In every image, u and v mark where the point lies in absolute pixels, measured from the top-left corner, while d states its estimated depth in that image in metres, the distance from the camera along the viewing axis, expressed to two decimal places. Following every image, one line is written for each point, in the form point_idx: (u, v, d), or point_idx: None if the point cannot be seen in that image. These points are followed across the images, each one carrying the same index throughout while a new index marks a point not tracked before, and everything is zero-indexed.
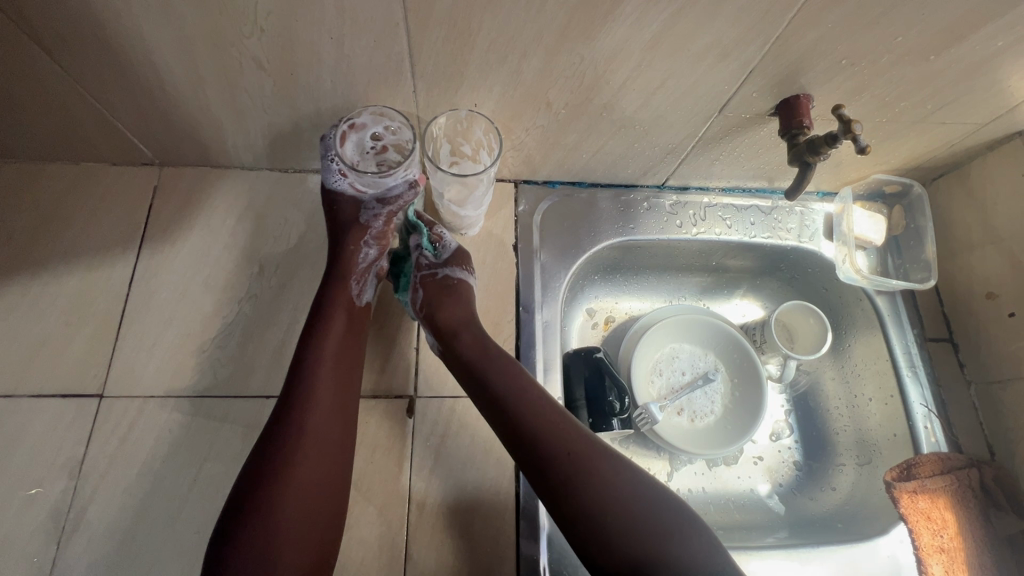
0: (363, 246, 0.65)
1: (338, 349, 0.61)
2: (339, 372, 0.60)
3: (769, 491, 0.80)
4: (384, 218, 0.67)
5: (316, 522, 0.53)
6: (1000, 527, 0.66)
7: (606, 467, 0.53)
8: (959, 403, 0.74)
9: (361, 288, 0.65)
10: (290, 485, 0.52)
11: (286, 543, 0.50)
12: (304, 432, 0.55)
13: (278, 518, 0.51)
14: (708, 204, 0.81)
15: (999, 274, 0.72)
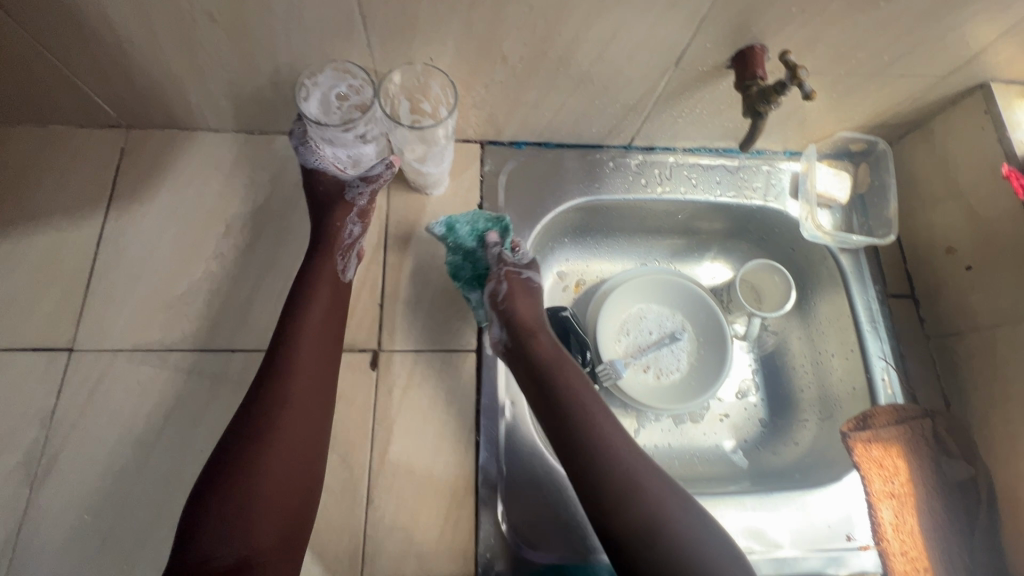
0: (348, 223, 0.67)
1: (329, 324, 0.62)
2: (328, 348, 0.61)
3: (734, 446, 0.82)
4: (368, 196, 0.68)
5: (293, 493, 0.53)
6: (951, 473, 0.68)
7: (614, 449, 0.56)
8: (917, 357, 0.75)
9: (348, 270, 0.67)
10: (276, 453, 0.53)
11: (265, 509, 0.51)
12: (296, 403, 0.56)
13: (255, 479, 0.51)
14: (674, 163, 0.82)
15: (958, 229, 0.72)
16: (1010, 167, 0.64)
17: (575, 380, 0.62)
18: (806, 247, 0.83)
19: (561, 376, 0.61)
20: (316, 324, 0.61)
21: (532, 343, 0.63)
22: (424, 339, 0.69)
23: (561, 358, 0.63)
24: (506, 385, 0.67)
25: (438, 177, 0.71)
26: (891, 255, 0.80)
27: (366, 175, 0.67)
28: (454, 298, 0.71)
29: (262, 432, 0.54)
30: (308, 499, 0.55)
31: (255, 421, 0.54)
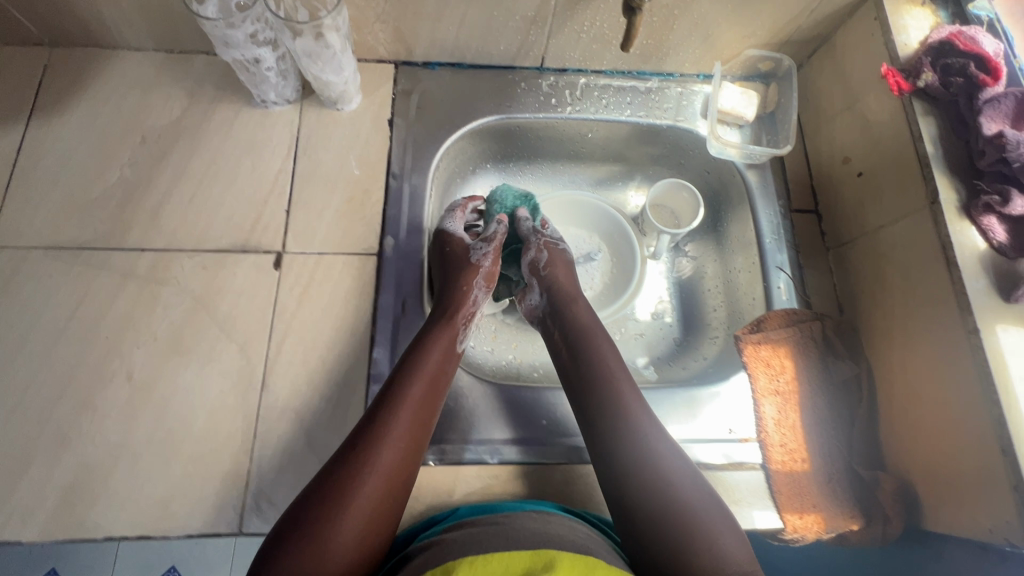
0: (473, 287, 0.72)
1: (447, 354, 0.64)
2: (440, 379, 0.62)
3: (646, 362, 0.84)
4: (490, 258, 0.75)
5: (393, 500, 0.54)
6: (836, 372, 0.70)
7: (650, 444, 0.59)
8: (814, 267, 0.77)
9: (479, 298, 0.72)
10: (388, 454, 0.55)
11: (358, 512, 0.51)
12: (412, 405, 0.58)
13: (345, 519, 0.50)
14: (586, 84, 0.83)
15: (852, 139, 0.74)
16: (889, 68, 0.65)
17: (610, 360, 0.66)
18: (718, 170, 0.85)
19: (602, 366, 0.65)
20: (440, 345, 0.64)
21: (571, 309, 0.72)
22: (326, 242, 0.72)
23: (603, 347, 0.67)
24: (405, 285, 0.71)
25: (344, 92, 0.75)
26: (798, 171, 0.81)
27: (489, 268, 0.74)
28: (359, 206, 0.74)
29: (380, 434, 0.55)
30: (398, 510, 0.55)
31: (375, 425, 0.56)
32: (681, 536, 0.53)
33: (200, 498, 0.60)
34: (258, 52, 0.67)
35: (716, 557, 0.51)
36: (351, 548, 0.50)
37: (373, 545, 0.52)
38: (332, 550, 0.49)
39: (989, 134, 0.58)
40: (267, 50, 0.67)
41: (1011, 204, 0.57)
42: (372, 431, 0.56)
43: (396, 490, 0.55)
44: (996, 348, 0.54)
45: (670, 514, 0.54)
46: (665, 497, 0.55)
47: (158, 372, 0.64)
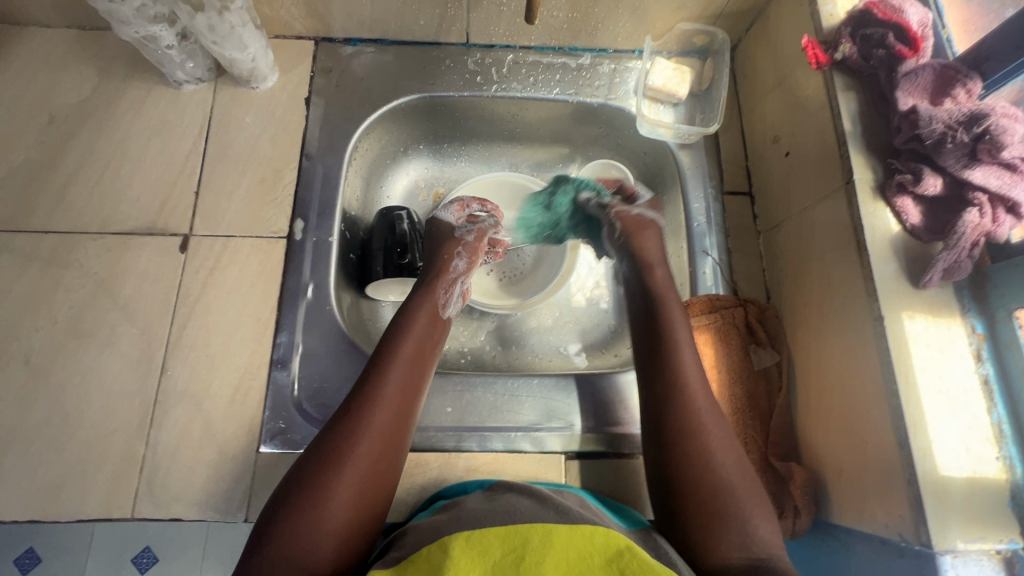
0: (455, 257, 0.71)
1: (433, 326, 0.63)
2: (428, 350, 0.61)
3: (578, 349, 0.82)
4: (475, 235, 0.74)
5: (385, 471, 0.52)
6: (756, 361, 0.68)
7: (696, 406, 0.55)
8: (743, 252, 0.74)
9: (463, 280, 0.71)
10: (378, 424, 0.53)
11: (350, 483, 0.49)
12: (401, 372, 0.56)
13: (323, 496, 0.48)
14: (514, 61, 0.80)
15: (781, 116, 0.70)
16: (810, 39, 0.61)
17: (677, 326, 0.61)
18: (654, 150, 0.82)
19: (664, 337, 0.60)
20: (422, 319, 0.63)
21: (647, 276, 0.67)
22: (235, 225, 0.70)
23: (672, 317, 0.62)
24: (312, 268, 0.69)
25: (255, 70, 0.72)
26: (732, 151, 0.78)
27: (467, 240, 0.73)
28: (271, 187, 0.72)
29: (370, 402, 0.53)
30: (390, 483, 0.53)
31: (365, 394, 0.54)
32: (722, 512, 0.50)
33: (94, 483, 0.59)
34: (153, 29, 0.64)
35: (747, 532, 0.49)
36: (341, 521, 0.48)
37: (367, 520, 0.50)
38: (322, 523, 0.47)
39: (904, 109, 0.55)
40: (163, 27, 0.64)
41: (924, 182, 0.53)
42: (363, 401, 0.53)
43: (388, 461, 0.52)
44: (900, 335, 0.52)
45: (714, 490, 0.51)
46: (709, 475, 0.52)
47: (56, 355, 0.63)
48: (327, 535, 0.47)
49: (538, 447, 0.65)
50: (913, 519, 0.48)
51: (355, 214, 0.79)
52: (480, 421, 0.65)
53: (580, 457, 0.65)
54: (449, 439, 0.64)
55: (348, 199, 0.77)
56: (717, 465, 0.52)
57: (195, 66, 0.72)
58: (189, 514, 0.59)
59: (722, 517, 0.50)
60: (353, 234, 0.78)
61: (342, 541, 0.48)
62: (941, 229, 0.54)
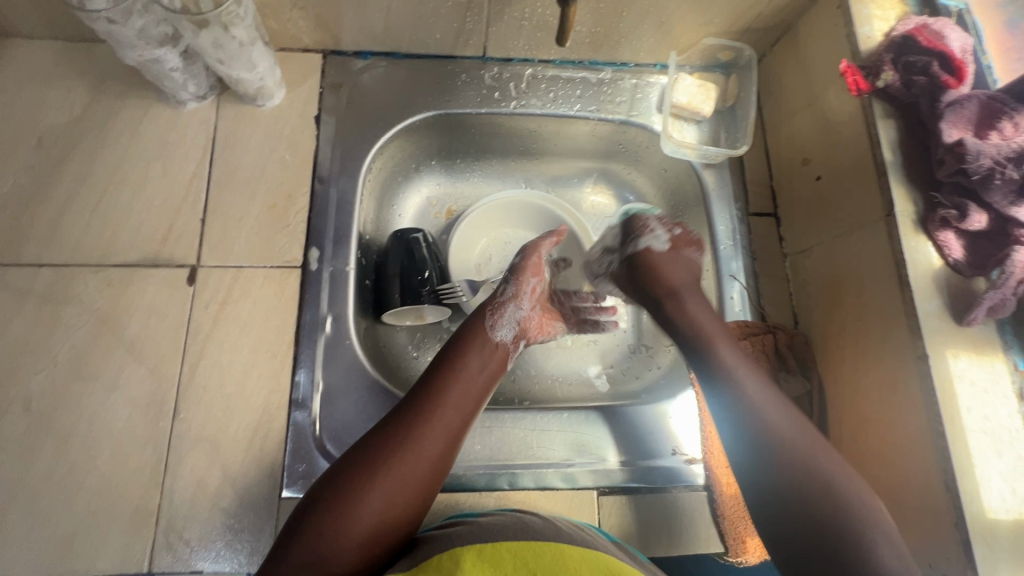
0: (506, 290, 0.69)
1: (486, 358, 0.62)
2: (479, 388, 0.60)
3: (598, 371, 0.80)
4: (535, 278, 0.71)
5: (417, 499, 0.52)
6: (786, 389, 0.66)
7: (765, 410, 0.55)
8: (770, 276, 0.73)
9: (518, 306, 0.68)
10: (412, 453, 0.53)
11: (381, 494, 0.50)
12: (446, 407, 0.57)
13: (352, 504, 0.49)
14: (533, 75, 0.77)
15: (811, 138, 0.69)
16: (849, 65, 0.61)
17: (731, 358, 0.59)
18: (676, 168, 0.79)
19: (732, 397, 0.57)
20: (476, 358, 0.62)
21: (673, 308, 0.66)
22: (246, 255, 0.66)
23: (718, 347, 0.60)
24: (330, 300, 0.66)
25: (262, 88, 0.69)
26: (756, 171, 0.77)
27: (513, 265, 0.70)
28: (282, 213, 0.68)
29: (408, 431, 0.54)
30: (421, 512, 0.53)
31: (407, 421, 0.55)
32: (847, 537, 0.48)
33: (107, 537, 0.56)
34: (157, 52, 0.61)
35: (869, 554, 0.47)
36: (362, 532, 0.49)
37: (390, 534, 0.50)
38: (347, 529, 0.48)
39: (950, 142, 0.54)
40: (167, 49, 0.61)
41: (970, 218, 0.53)
42: (406, 429, 0.54)
43: (420, 489, 0.53)
44: (945, 374, 0.51)
45: (831, 517, 0.49)
46: (829, 496, 0.50)
47: (59, 400, 0.59)
48: (349, 545, 0.48)
49: (569, 483, 0.63)
50: (960, 563, 0.48)
51: (369, 236, 0.76)
52: (509, 459, 0.64)
53: (610, 492, 0.63)
54: (479, 477, 0.62)
55: (363, 222, 0.74)
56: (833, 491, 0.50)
57: (197, 84, 0.68)
58: (209, 566, 0.56)
59: (842, 538, 0.48)
60: (367, 258, 0.75)
61: (365, 548, 0.49)
62: (983, 264, 0.53)
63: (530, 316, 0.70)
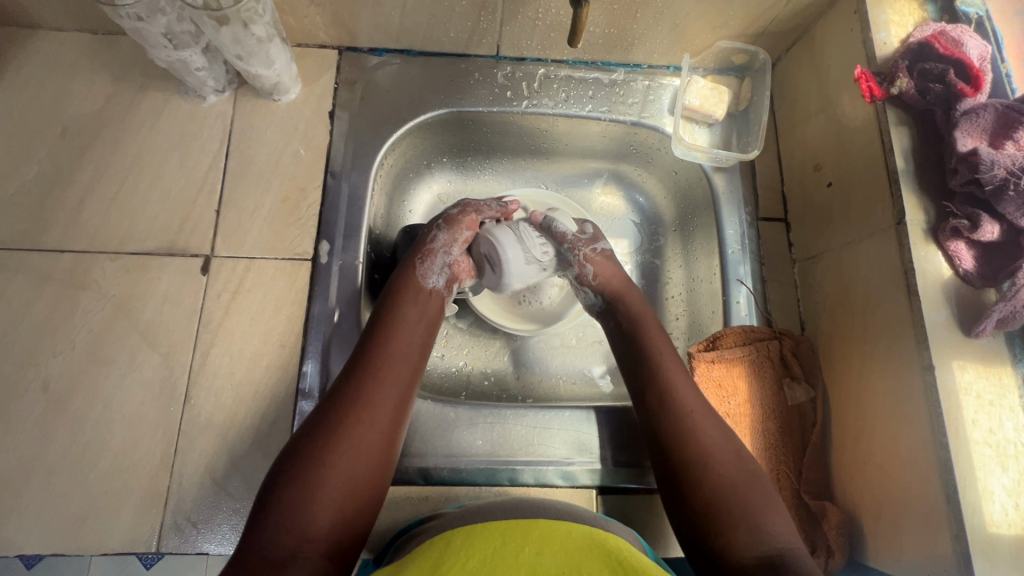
0: (434, 232, 0.68)
1: (421, 309, 0.62)
2: (418, 333, 0.60)
3: (602, 372, 0.80)
4: (464, 223, 0.69)
5: (379, 457, 0.51)
6: (790, 396, 0.66)
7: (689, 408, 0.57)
8: (778, 281, 0.72)
9: (446, 251, 0.67)
10: (362, 416, 0.51)
11: (343, 455, 0.49)
12: (390, 363, 0.56)
13: (321, 471, 0.48)
14: (545, 75, 0.78)
15: (824, 144, 0.68)
16: (863, 71, 0.60)
17: (673, 369, 0.61)
18: (687, 171, 0.79)
19: (667, 404, 0.58)
20: (411, 310, 0.62)
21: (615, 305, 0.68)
22: (258, 246, 0.67)
23: (661, 356, 0.62)
24: (339, 292, 0.67)
25: (278, 83, 0.70)
26: (768, 176, 0.76)
27: (447, 215, 0.69)
28: (295, 207, 0.69)
29: (354, 389, 0.53)
30: (383, 472, 0.52)
31: (352, 382, 0.54)
32: (733, 515, 0.50)
33: (119, 516, 0.58)
34: (184, 54, 0.64)
35: (760, 530, 0.49)
36: (335, 501, 0.47)
37: (362, 499, 0.49)
38: (316, 498, 0.46)
39: (963, 151, 0.53)
40: (192, 50, 0.64)
41: (982, 229, 0.52)
42: (353, 391, 0.53)
43: (381, 447, 0.52)
44: (950, 386, 0.51)
45: (716, 511, 0.50)
46: (720, 488, 0.51)
47: (76, 382, 0.61)
48: (322, 514, 0.46)
49: (569, 481, 0.64)
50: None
51: (379, 231, 0.77)
52: (512, 455, 0.64)
53: (609, 491, 0.65)
54: (481, 472, 0.63)
55: (373, 217, 0.74)
56: (733, 485, 0.52)
57: (215, 77, 0.69)
58: (215, 548, 0.58)
59: (720, 490, 0.51)
60: (377, 253, 0.76)
61: (338, 515, 0.47)
62: (994, 276, 0.53)
63: (461, 259, 0.69)
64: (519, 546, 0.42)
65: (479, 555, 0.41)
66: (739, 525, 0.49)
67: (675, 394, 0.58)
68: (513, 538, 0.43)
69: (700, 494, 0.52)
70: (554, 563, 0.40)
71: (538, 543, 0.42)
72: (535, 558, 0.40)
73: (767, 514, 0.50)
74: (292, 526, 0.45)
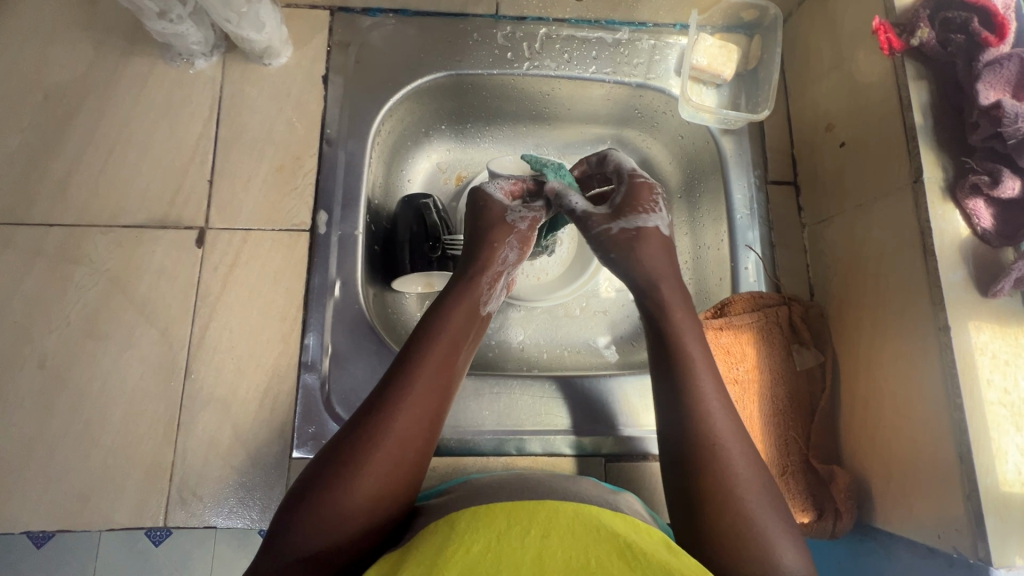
0: (505, 246, 0.61)
1: (468, 326, 0.56)
2: (464, 353, 0.55)
3: (607, 342, 0.79)
4: (530, 222, 0.63)
5: (407, 475, 0.48)
6: (799, 361, 0.65)
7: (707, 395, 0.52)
8: (787, 246, 0.71)
9: (508, 273, 0.62)
10: (406, 419, 0.48)
11: (382, 460, 0.46)
12: (433, 379, 0.51)
13: (356, 473, 0.46)
14: (547, 35, 0.75)
15: (837, 102, 0.66)
16: (882, 22, 0.58)
17: (693, 351, 0.55)
18: (693, 135, 0.76)
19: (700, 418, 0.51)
20: (461, 317, 0.56)
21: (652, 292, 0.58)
22: (253, 217, 0.65)
23: (685, 336, 0.55)
24: (339, 263, 0.65)
25: (268, 47, 0.67)
26: (777, 138, 0.74)
27: (520, 233, 0.62)
28: (290, 175, 0.67)
29: (394, 404, 0.49)
30: (421, 476, 0.49)
31: (389, 398, 0.49)
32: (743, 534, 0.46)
33: (124, 491, 0.57)
34: (180, 27, 0.63)
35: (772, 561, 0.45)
36: (362, 517, 0.45)
37: (394, 503, 0.47)
38: (345, 499, 0.45)
39: (986, 104, 0.52)
40: (189, 24, 0.63)
41: (1002, 185, 0.51)
42: (395, 399, 0.49)
43: (412, 468, 0.48)
44: (966, 347, 0.50)
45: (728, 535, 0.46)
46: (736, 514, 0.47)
47: (72, 358, 0.60)
48: (350, 517, 0.44)
49: (576, 449, 0.64)
50: (971, 534, 0.48)
51: (377, 201, 0.74)
52: (518, 425, 0.64)
53: (617, 459, 0.64)
54: (487, 442, 0.63)
55: (371, 186, 0.72)
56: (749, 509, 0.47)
57: (203, 42, 0.67)
58: (223, 521, 0.58)
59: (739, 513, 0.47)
60: (376, 224, 0.74)
61: (370, 521, 0.45)
62: (1013, 234, 0.52)
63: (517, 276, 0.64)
64: (525, 530, 0.41)
65: (484, 539, 0.40)
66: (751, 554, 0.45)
67: (709, 417, 0.51)
68: (518, 521, 0.42)
69: (718, 518, 0.47)
70: (558, 547, 0.39)
71: (544, 524, 0.41)
72: (541, 542, 0.40)
73: (782, 550, 0.46)
74: (320, 525, 0.44)
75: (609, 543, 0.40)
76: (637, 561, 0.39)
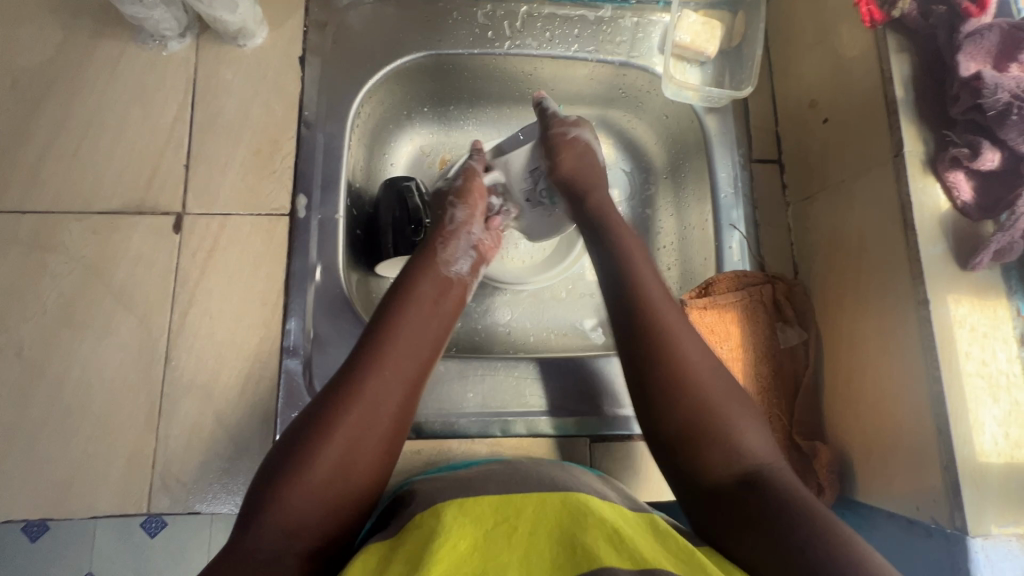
0: (451, 207, 0.64)
1: (438, 291, 0.57)
2: (435, 319, 0.55)
3: (594, 325, 0.79)
4: (465, 179, 0.67)
5: (378, 445, 0.48)
6: (783, 339, 0.65)
7: (656, 300, 0.55)
8: (771, 225, 0.71)
9: (468, 232, 0.63)
10: (371, 385, 0.48)
11: (345, 428, 0.46)
12: (398, 347, 0.51)
13: (320, 442, 0.46)
14: (528, 13, 0.73)
15: (819, 79, 0.65)
16: None
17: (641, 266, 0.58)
18: (678, 114, 0.76)
19: (676, 360, 0.52)
20: (431, 285, 0.57)
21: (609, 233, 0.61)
22: (231, 201, 0.64)
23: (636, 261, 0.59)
24: (319, 248, 0.64)
25: (242, 28, 0.66)
26: (761, 116, 0.74)
27: (456, 188, 0.65)
28: (267, 159, 0.66)
29: (358, 373, 0.49)
30: (391, 445, 0.49)
31: (354, 368, 0.49)
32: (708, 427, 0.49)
33: (106, 479, 0.57)
34: (153, 12, 0.63)
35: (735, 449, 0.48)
36: (329, 486, 0.45)
37: (364, 471, 0.46)
38: (309, 469, 0.45)
39: (967, 75, 0.51)
40: (162, 8, 0.63)
41: (982, 157, 0.50)
42: (360, 369, 0.49)
43: (381, 437, 0.48)
44: (945, 320, 0.50)
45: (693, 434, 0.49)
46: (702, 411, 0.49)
47: (50, 347, 0.59)
48: (315, 486, 0.44)
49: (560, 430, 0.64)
50: (948, 503, 0.48)
51: (359, 185, 0.73)
52: (502, 406, 0.64)
53: (602, 439, 0.65)
54: (472, 424, 0.63)
55: (351, 170, 0.71)
56: (710, 402, 0.50)
57: (176, 25, 0.66)
58: (207, 508, 0.58)
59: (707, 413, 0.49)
60: (358, 208, 0.73)
61: (336, 490, 0.45)
62: (991, 207, 0.51)
63: (485, 238, 0.65)
64: (512, 530, 0.41)
65: (470, 537, 0.40)
66: (713, 449, 0.48)
67: (668, 323, 0.54)
68: (506, 520, 0.41)
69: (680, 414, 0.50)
70: (545, 548, 0.39)
71: (533, 522, 0.41)
72: (529, 543, 0.40)
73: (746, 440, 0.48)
74: (285, 494, 0.44)
75: (595, 524, 0.40)
76: (619, 543, 0.39)
